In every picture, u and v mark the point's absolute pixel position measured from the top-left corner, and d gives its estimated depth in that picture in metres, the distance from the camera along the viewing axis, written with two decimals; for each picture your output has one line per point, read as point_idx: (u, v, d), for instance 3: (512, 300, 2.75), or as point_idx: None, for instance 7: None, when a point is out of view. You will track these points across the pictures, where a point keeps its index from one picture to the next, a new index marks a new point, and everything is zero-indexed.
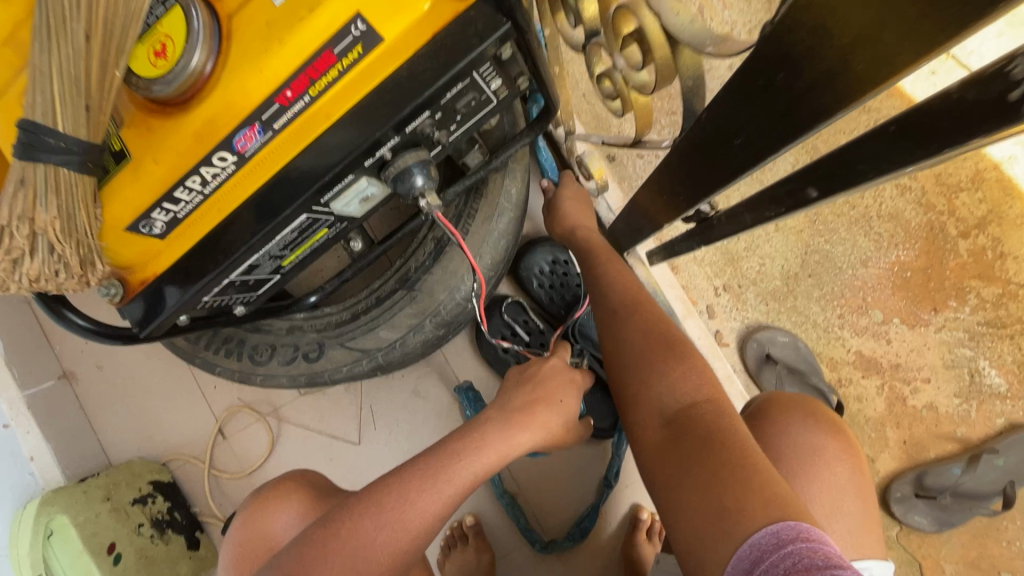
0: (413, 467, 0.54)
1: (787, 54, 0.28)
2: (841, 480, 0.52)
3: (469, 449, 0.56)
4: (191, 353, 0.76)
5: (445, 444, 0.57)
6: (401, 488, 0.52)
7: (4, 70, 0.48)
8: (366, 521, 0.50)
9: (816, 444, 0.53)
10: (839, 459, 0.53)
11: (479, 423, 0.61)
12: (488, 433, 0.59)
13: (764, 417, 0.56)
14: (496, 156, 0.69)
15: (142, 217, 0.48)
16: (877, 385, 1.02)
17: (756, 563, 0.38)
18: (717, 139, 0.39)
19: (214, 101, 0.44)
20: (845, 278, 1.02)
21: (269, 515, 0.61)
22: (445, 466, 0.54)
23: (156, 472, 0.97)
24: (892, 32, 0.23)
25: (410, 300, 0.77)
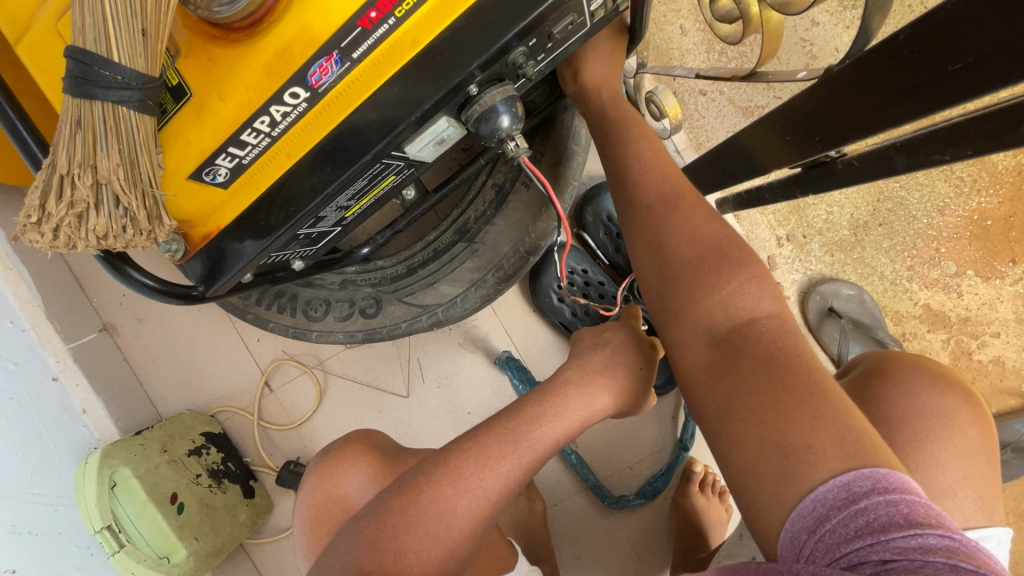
0: (491, 432, 0.52)
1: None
2: (974, 445, 0.51)
3: (550, 413, 0.53)
4: (242, 309, 0.72)
5: (520, 408, 0.54)
6: (480, 453, 0.50)
7: None
8: (446, 489, 0.48)
9: (947, 407, 0.52)
10: (972, 423, 0.52)
11: (558, 386, 0.56)
12: (570, 396, 0.55)
13: (887, 381, 0.53)
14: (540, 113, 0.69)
15: (207, 163, 0.42)
16: (943, 339, 0.98)
17: (821, 522, 0.35)
18: (917, 63, 0.33)
19: (287, 24, 0.38)
20: (918, 226, 0.97)
21: (338, 476, 0.59)
22: (523, 431, 0.52)
23: (205, 425, 0.98)
24: None
25: (471, 253, 0.73)
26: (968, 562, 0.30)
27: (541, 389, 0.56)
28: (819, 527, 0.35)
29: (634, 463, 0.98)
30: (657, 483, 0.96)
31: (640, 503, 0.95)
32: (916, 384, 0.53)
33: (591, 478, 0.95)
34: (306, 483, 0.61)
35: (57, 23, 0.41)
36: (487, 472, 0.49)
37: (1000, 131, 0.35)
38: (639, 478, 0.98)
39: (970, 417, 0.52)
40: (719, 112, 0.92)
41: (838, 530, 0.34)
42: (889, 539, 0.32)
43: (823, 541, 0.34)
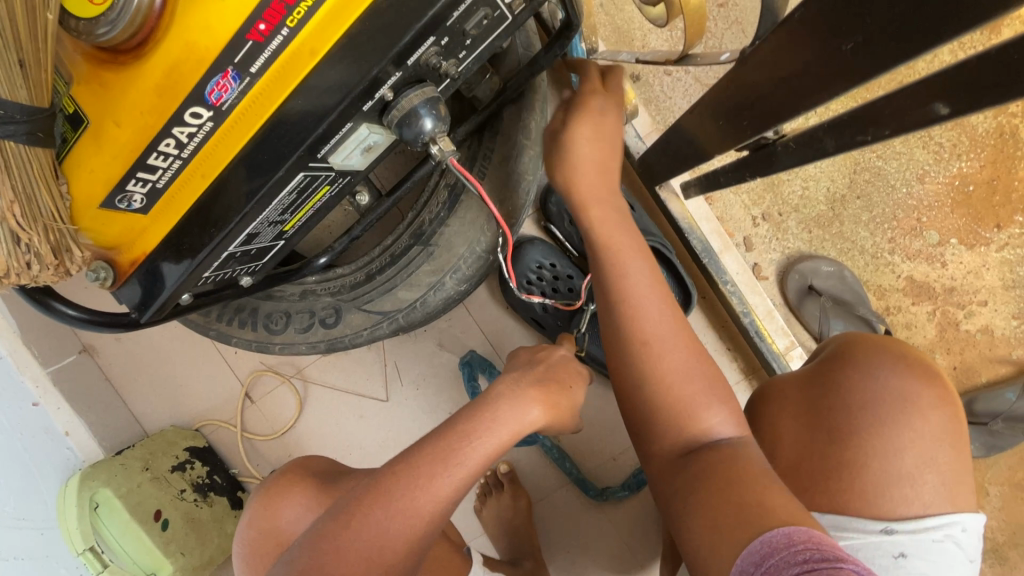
0: (421, 451, 0.51)
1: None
2: (937, 429, 0.49)
3: (482, 428, 0.52)
4: (204, 325, 0.72)
5: (452, 425, 0.53)
6: (410, 476, 0.49)
7: None
8: (369, 518, 0.47)
9: (908, 390, 0.50)
10: (934, 406, 0.50)
11: (490, 400, 0.55)
12: (499, 411, 0.54)
13: (845, 363, 0.53)
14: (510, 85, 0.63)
15: (117, 191, 0.41)
16: (929, 311, 0.95)
17: (767, 558, 0.36)
18: (814, 43, 0.35)
19: (174, 44, 0.36)
20: (897, 197, 0.94)
21: (277, 507, 0.61)
22: (445, 450, 0.51)
23: (191, 439, 0.98)
24: None
25: (427, 256, 0.71)
26: None
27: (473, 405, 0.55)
28: (764, 563, 0.36)
29: (618, 454, 0.97)
30: (640, 475, 0.95)
31: (624, 494, 0.95)
32: (876, 367, 0.51)
33: (572, 470, 0.94)
34: (251, 508, 0.63)
35: None
36: (433, 482, 0.49)
37: (911, 109, 0.35)
38: (624, 470, 0.97)
39: (933, 400, 0.50)
40: (685, 92, 0.89)
41: (781, 564, 0.35)
42: (828, 567, 0.33)
43: (769, 572, 0.35)
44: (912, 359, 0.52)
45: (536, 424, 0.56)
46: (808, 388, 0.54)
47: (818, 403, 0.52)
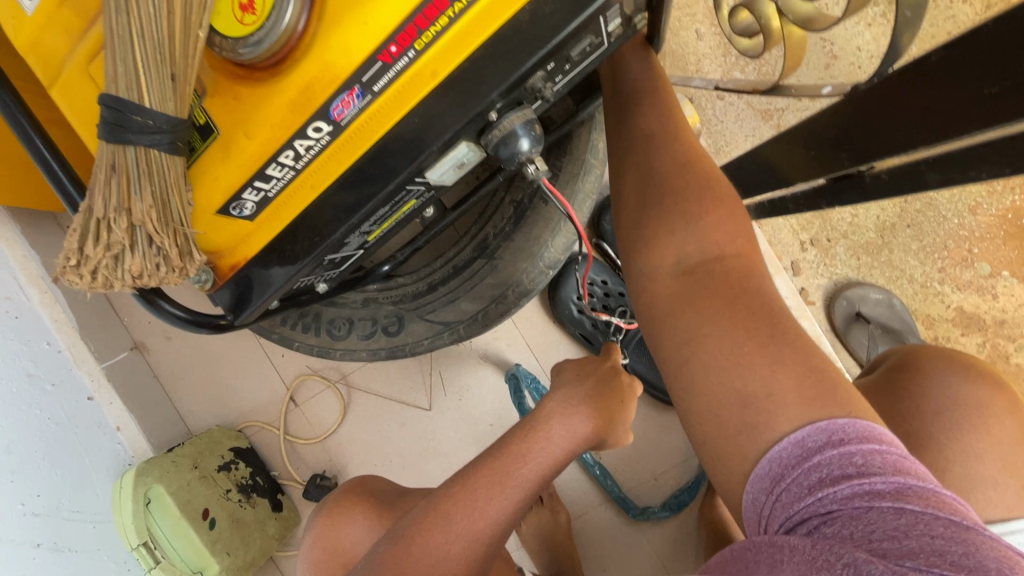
0: (479, 468, 0.52)
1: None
2: (1011, 434, 0.51)
3: (537, 447, 0.53)
4: (268, 329, 0.73)
5: (506, 445, 0.54)
6: (468, 496, 0.50)
7: (66, 37, 0.43)
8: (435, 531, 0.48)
9: (981, 396, 0.51)
10: (1007, 412, 0.51)
11: (543, 416, 0.56)
12: (553, 427, 0.55)
13: (915, 371, 0.54)
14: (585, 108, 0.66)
15: (233, 198, 0.43)
16: (978, 342, 0.94)
17: (779, 481, 0.38)
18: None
19: (310, 62, 0.38)
20: (948, 227, 0.94)
21: (337, 530, 0.61)
22: (507, 465, 0.52)
23: (234, 440, 1.00)
24: None
25: (490, 269, 0.73)
26: (912, 503, 0.32)
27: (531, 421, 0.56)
28: (776, 486, 0.38)
29: (658, 473, 0.97)
30: (682, 496, 0.95)
31: (665, 515, 0.94)
32: (947, 374, 0.53)
33: (615, 489, 0.94)
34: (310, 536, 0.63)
35: (89, 68, 0.43)
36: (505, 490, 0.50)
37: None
38: (663, 489, 0.97)
39: (1007, 408, 0.51)
40: (737, 116, 0.90)
41: (794, 486, 0.37)
42: (838, 489, 0.34)
43: (780, 498, 0.37)
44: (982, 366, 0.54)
45: (594, 434, 0.57)
46: (879, 394, 0.55)
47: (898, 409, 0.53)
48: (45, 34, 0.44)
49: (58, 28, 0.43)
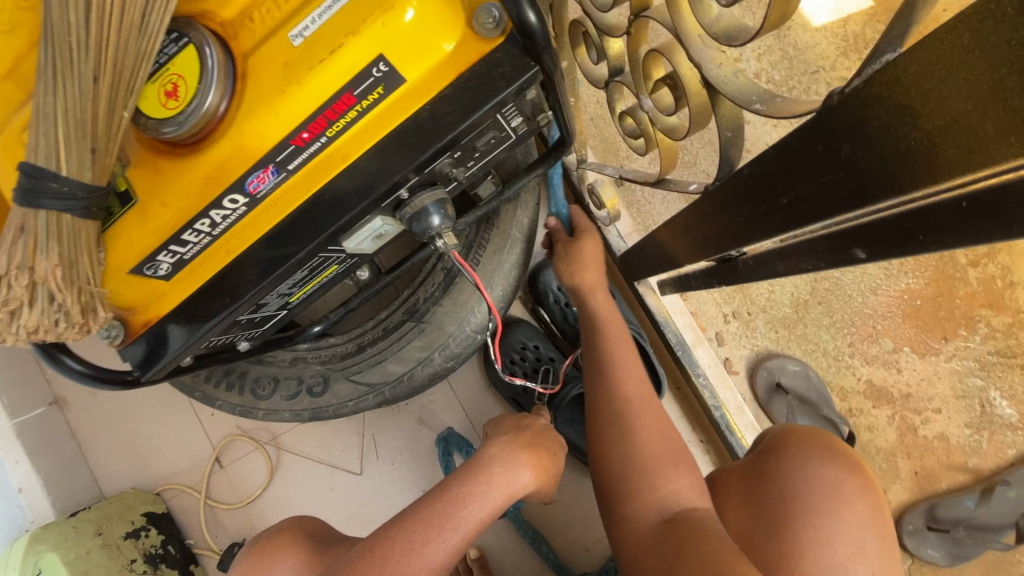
0: (416, 513, 0.52)
1: (859, 125, 0.27)
2: (863, 519, 0.48)
3: (476, 491, 0.53)
4: (191, 386, 0.74)
5: (446, 487, 0.54)
6: (404, 539, 0.50)
7: (4, 107, 0.47)
8: None
9: (833, 480, 0.50)
10: (858, 496, 0.49)
11: (484, 461, 0.56)
12: (493, 472, 0.55)
13: (777, 456, 0.54)
14: (510, 186, 0.67)
15: (147, 260, 0.46)
16: (888, 415, 1.01)
17: None
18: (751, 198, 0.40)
19: (226, 143, 0.42)
20: (854, 306, 1.01)
21: (266, 569, 0.58)
22: (446, 513, 0.52)
23: (149, 504, 0.95)
24: (964, 128, 0.22)
25: (418, 332, 0.74)
26: None
27: (478, 460, 0.57)
28: None
29: (591, 544, 0.95)
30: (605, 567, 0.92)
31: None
32: (805, 460, 0.52)
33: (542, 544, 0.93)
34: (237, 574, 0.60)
35: (21, 135, 0.46)
36: (427, 549, 0.50)
37: (838, 250, 0.40)
38: (596, 562, 0.95)
39: (852, 491, 0.49)
40: (664, 199, 0.90)
41: None
42: None
43: None
44: (831, 450, 0.52)
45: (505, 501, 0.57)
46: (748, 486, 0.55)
47: (759, 494, 0.53)
48: None
49: None
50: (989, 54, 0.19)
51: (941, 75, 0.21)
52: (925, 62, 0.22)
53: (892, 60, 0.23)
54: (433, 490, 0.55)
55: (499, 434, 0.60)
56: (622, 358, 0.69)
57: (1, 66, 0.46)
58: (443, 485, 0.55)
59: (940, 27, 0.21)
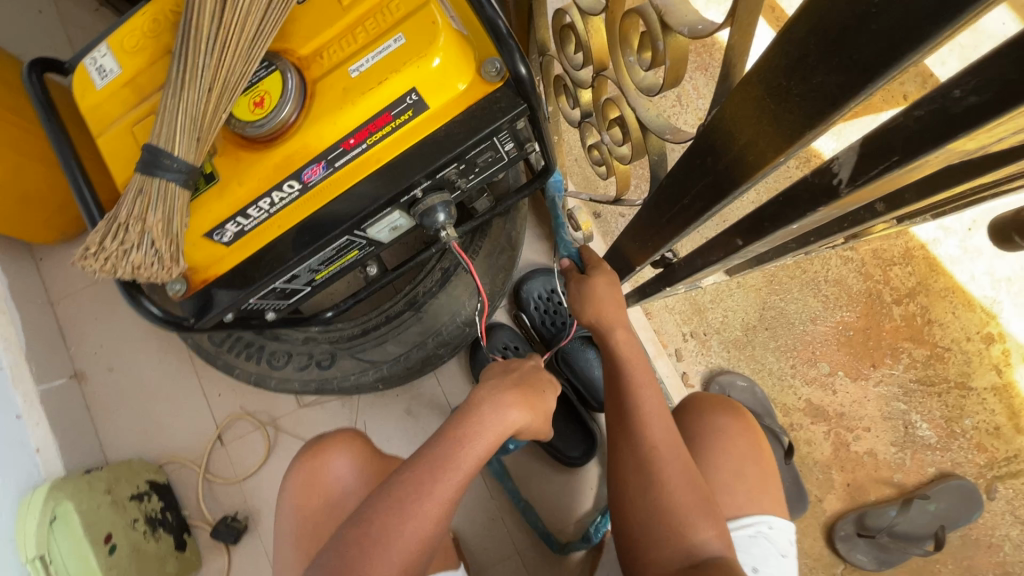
0: (421, 458, 0.60)
1: (714, 144, 0.41)
2: (745, 450, 0.72)
3: (471, 430, 0.61)
4: (215, 354, 0.87)
5: (446, 432, 0.62)
6: (417, 480, 0.58)
7: (120, 106, 0.62)
8: (393, 517, 0.56)
9: (724, 425, 0.73)
10: (740, 433, 0.73)
11: (475, 403, 0.64)
12: (484, 410, 0.63)
13: (694, 412, 0.75)
14: (502, 202, 0.82)
15: (218, 227, 0.59)
16: (824, 431, 1.14)
17: None
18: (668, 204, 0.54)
19: (293, 143, 0.57)
20: (797, 330, 1.17)
21: (325, 464, 0.73)
22: (448, 458, 0.59)
23: (152, 473, 1.04)
24: (763, 142, 0.34)
25: (417, 320, 0.88)
26: None
27: (471, 403, 0.64)
28: None
29: (555, 534, 1.04)
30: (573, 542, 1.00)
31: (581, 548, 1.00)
32: (713, 417, 0.74)
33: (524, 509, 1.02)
34: (297, 464, 0.74)
35: (132, 128, 0.61)
36: (438, 484, 0.58)
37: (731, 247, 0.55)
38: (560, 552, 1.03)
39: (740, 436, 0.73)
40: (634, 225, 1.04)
41: None
42: None
43: None
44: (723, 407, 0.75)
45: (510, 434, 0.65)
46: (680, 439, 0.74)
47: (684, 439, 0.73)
48: (103, 103, 0.62)
49: (115, 100, 0.61)
50: (767, 100, 0.32)
51: (752, 107, 0.34)
52: (742, 98, 0.34)
53: (732, 93, 0.36)
54: (438, 432, 0.63)
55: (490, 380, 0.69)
56: (643, 393, 0.67)
57: (122, 76, 0.61)
58: (442, 429, 0.63)
59: (747, 77, 0.33)
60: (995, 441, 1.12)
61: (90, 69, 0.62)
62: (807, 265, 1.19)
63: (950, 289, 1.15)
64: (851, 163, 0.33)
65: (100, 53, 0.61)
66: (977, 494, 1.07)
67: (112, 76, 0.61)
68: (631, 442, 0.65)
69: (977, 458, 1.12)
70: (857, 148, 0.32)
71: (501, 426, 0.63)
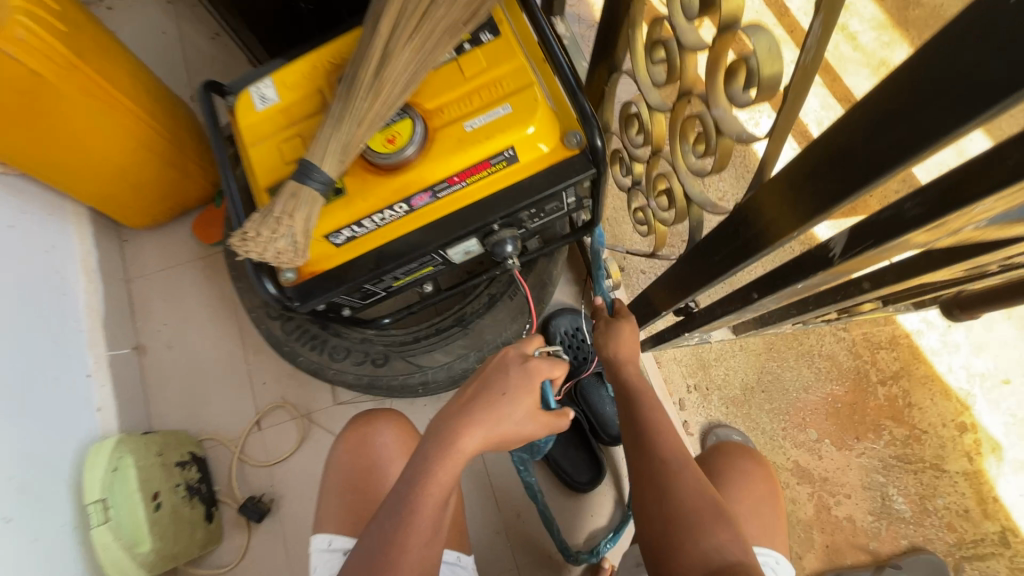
0: (426, 450, 0.63)
1: (744, 218, 0.56)
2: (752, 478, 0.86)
3: (471, 423, 0.63)
4: (283, 342, 1.00)
5: (446, 425, 0.64)
6: (425, 471, 0.61)
7: (273, 127, 0.77)
8: (405, 504, 0.60)
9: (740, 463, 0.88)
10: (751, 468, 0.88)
11: (473, 397, 0.66)
12: (480, 404, 0.65)
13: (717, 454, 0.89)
14: (551, 245, 0.97)
15: (336, 231, 0.74)
16: (808, 492, 1.24)
17: None
18: (699, 259, 0.69)
19: (410, 174, 0.72)
20: (788, 396, 1.29)
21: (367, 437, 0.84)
22: (448, 445, 0.62)
23: (193, 445, 1.13)
24: (780, 220, 0.50)
25: (463, 334, 1.02)
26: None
27: (470, 396, 0.66)
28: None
29: (553, 554, 1.12)
30: (581, 555, 1.07)
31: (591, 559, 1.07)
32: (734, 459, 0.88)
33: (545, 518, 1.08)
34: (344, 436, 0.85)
35: (280, 145, 0.76)
36: (438, 477, 0.61)
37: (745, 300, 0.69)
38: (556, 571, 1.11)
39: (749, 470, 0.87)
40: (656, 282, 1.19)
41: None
42: None
43: None
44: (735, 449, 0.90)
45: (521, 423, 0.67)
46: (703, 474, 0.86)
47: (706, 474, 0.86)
48: (259, 123, 0.77)
49: (269, 123, 0.77)
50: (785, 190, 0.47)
51: (775, 197, 0.49)
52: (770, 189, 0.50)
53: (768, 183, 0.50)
54: (435, 426, 0.65)
55: (492, 370, 0.69)
56: (656, 413, 0.77)
57: (280, 106, 0.77)
58: (441, 423, 0.64)
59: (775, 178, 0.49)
60: (964, 522, 1.22)
61: (253, 96, 0.78)
62: (803, 338, 1.32)
63: (929, 376, 1.29)
64: (841, 241, 0.48)
65: (266, 85, 0.78)
66: (944, 570, 1.16)
67: (271, 103, 0.77)
68: (642, 453, 0.73)
69: (947, 536, 1.21)
70: (847, 232, 0.47)
71: (498, 419, 0.65)
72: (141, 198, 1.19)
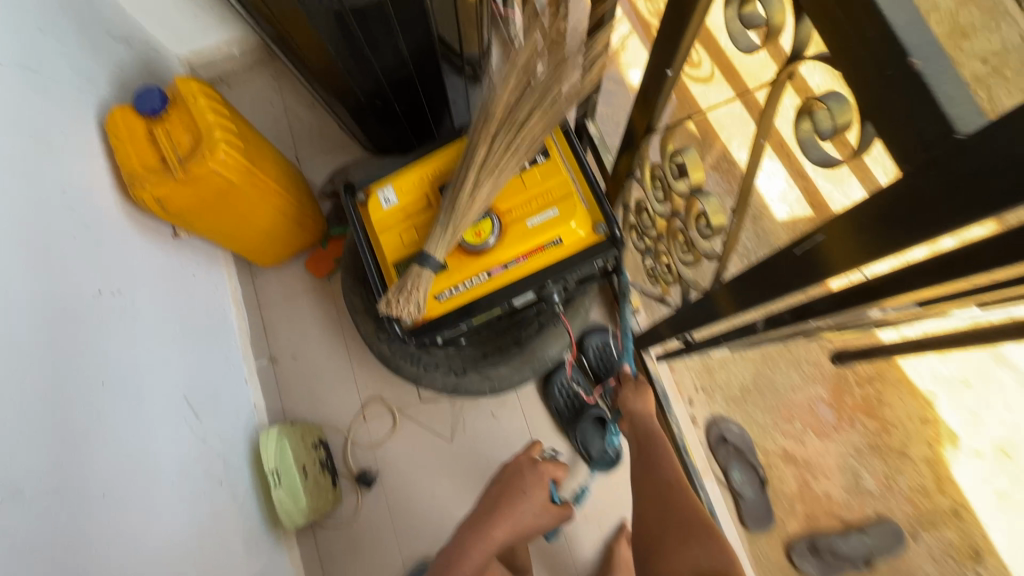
0: (468, 529, 1.09)
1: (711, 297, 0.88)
2: None
3: (493, 516, 1.10)
4: (390, 358, 1.38)
5: (477, 518, 1.11)
6: (469, 540, 1.07)
7: (394, 220, 1.12)
8: (458, 562, 1.05)
9: None
10: None
11: (493, 500, 1.13)
12: (499, 504, 1.12)
13: None
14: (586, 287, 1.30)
15: (441, 292, 1.09)
16: (792, 472, 1.55)
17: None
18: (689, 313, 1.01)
19: (491, 255, 1.07)
20: (779, 395, 1.59)
21: None
22: (481, 527, 1.08)
23: (318, 431, 1.53)
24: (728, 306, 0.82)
25: (519, 353, 1.37)
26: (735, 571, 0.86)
27: (492, 500, 1.13)
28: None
29: (588, 515, 1.48)
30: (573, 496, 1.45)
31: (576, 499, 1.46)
32: None
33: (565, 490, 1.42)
34: None
35: (400, 233, 1.12)
36: (476, 543, 1.06)
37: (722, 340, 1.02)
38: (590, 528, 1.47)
39: None
40: None
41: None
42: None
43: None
44: None
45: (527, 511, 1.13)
46: None
47: None
48: (384, 217, 1.12)
49: (390, 217, 1.12)
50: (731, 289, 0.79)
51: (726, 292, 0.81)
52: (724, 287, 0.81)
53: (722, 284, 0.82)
54: (469, 517, 1.12)
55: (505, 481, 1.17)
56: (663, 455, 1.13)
57: (398, 206, 1.12)
58: (473, 515, 1.12)
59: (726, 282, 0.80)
60: (923, 497, 1.50)
61: (380, 198, 1.13)
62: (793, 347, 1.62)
63: (899, 379, 1.56)
64: None
65: (387, 191, 1.13)
66: (901, 534, 1.46)
67: (392, 204, 1.12)
68: (654, 480, 1.09)
69: (908, 508, 1.50)
70: None
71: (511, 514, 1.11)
72: (273, 250, 1.57)
